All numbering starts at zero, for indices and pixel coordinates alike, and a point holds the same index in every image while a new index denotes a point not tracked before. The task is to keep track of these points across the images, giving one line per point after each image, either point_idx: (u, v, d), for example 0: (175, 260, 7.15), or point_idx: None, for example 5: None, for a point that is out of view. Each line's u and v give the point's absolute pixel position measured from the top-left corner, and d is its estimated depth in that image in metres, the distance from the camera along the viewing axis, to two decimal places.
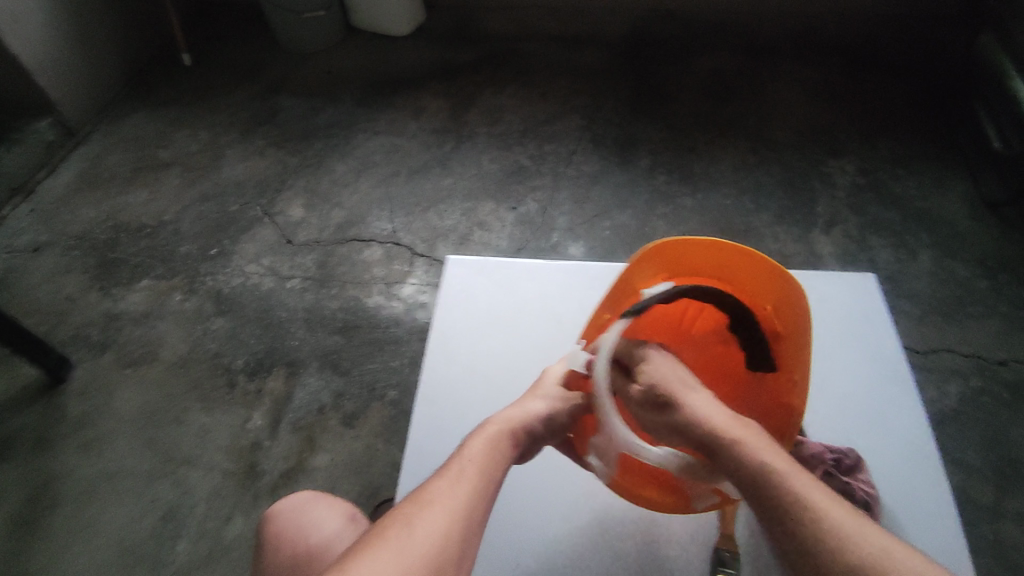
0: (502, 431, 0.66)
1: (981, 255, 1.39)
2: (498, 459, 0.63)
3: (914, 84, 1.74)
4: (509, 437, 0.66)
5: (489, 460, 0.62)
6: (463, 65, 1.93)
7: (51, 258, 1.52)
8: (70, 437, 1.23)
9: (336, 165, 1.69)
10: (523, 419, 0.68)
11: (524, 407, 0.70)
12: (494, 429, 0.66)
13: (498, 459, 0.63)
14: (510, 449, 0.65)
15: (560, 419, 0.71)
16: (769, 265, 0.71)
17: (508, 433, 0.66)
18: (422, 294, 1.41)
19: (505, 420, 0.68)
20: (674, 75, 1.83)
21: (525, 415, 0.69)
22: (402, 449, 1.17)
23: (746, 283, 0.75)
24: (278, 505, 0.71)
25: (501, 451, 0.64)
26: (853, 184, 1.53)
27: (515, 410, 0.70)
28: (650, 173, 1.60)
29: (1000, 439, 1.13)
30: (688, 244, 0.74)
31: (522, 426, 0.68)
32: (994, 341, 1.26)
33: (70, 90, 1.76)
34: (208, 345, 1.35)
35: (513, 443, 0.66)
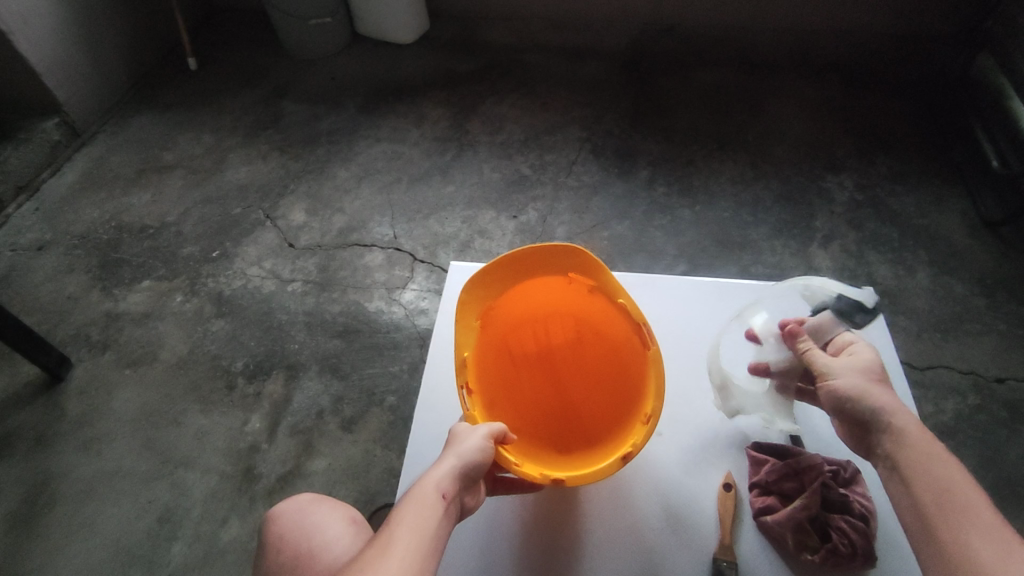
0: (427, 490, 0.60)
1: (979, 274, 1.40)
2: (425, 526, 0.58)
3: (912, 100, 1.76)
4: (435, 493, 0.60)
5: (421, 521, 0.58)
6: (466, 74, 1.95)
7: (53, 257, 1.53)
8: (68, 436, 1.23)
9: (339, 171, 1.71)
10: (446, 471, 0.62)
11: (445, 460, 0.63)
12: (421, 488, 0.61)
13: (428, 520, 0.58)
14: (441, 506, 0.60)
15: (488, 456, 0.65)
16: (564, 248, 0.76)
17: (433, 489, 0.60)
18: (423, 300, 1.41)
19: (432, 477, 0.62)
20: (674, 87, 1.85)
21: (447, 467, 0.62)
22: (399, 455, 1.18)
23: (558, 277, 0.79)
24: (283, 504, 0.72)
25: (430, 509, 0.59)
26: (851, 200, 1.55)
27: (436, 469, 0.63)
28: (650, 185, 1.62)
29: (995, 457, 1.14)
30: (501, 264, 0.77)
31: (448, 479, 0.61)
32: (991, 358, 1.27)
33: (77, 91, 1.78)
34: (208, 346, 1.35)
35: (442, 498, 0.60)
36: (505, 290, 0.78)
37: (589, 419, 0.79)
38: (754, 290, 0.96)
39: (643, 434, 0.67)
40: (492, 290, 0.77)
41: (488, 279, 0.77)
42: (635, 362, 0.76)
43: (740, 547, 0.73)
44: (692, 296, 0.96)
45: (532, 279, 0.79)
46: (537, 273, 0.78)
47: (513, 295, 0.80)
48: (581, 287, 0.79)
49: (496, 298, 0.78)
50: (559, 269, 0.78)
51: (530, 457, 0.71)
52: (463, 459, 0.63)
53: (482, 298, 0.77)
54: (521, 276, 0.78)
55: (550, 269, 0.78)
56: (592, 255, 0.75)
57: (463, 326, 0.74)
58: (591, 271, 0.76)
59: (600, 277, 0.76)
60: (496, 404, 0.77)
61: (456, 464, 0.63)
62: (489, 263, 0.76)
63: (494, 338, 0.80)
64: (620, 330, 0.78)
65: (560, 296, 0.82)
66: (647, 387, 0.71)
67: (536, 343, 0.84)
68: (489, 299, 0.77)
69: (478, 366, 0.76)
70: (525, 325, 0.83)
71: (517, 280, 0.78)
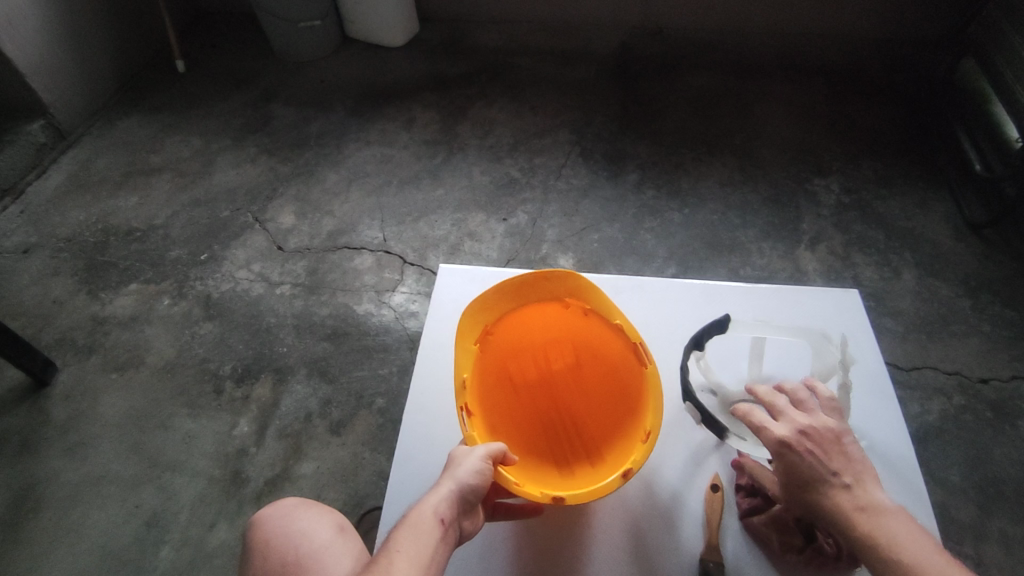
0: (424, 516, 0.59)
1: (963, 276, 1.41)
2: (422, 554, 0.57)
3: (898, 104, 1.77)
4: (433, 518, 0.59)
5: (418, 551, 0.57)
6: (456, 77, 1.95)
7: (39, 261, 1.51)
8: (53, 441, 1.21)
9: (328, 174, 1.70)
10: (443, 496, 0.61)
11: (442, 484, 0.62)
12: (417, 515, 0.60)
13: (425, 546, 0.57)
14: (438, 531, 0.59)
15: (487, 480, 0.64)
16: (556, 274, 0.78)
17: (430, 514, 0.59)
18: (412, 302, 1.41)
19: (428, 504, 0.60)
20: (662, 91, 1.86)
21: (445, 491, 0.61)
22: (388, 458, 1.17)
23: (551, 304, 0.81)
24: (269, 509, 0.71)
25: (428, 534, 0.58)
26: (838, 203, 1.56)
27: (433, 493, 0.62)
28: (638, 188, 1.62)
29: (980, 456, 1.15)
30: (496, 293, 0.78)
31: (446, 503, 0.60)
32: (976, 359, 1.28)
33: (63, 93, 1.76)
34: (195, 350, 1.35)
35: (440, 523, 0.59)
36: (501, 316, 0.79)
37: (591, 441, 0.76)
38: (742, 296, 0.95)
39: (643, 451, 0.67)
40: (490, 316, 0.78)
41: (487, 304, 0.78)
42: (634, 381, 0.75)
43: (727, 550, 0.74)
44: (680, 299, 0.96)
45: (528, 305, 0.80)
46: (532, 300, 0.80)
47: (510, 322, 0.81)
48: (577, 311, 0.81)
49: (493, 324, 0.79)
50: (553, 295, 0.80)
51: (530, 476, 0.70)
52: (462, 483, 0.62)
53: (480, 322, 0.77)
54: (517, 302, 0.80)
55: (545, 296, 0.80)
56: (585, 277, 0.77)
57: (462, 347, 0.75)
58: (584, 295, 0.78)
59: (594, 298, 0.78)
60: (498, 426, 0.75)
61: (454, 488, 0.62)
62: (486, 290, 0.78)
63: (493, 363, 0.79)
64: (618, 351, 0.78)
65: (556, 323, 0.82)
66: (646, 404, 0.71)
67: (534, 368, 0.82)
68: (487, 324, 0.78)
69: (478, 389, 0.75)
70: (523, 355, 0.82)
71: (514, 307, 0.80)
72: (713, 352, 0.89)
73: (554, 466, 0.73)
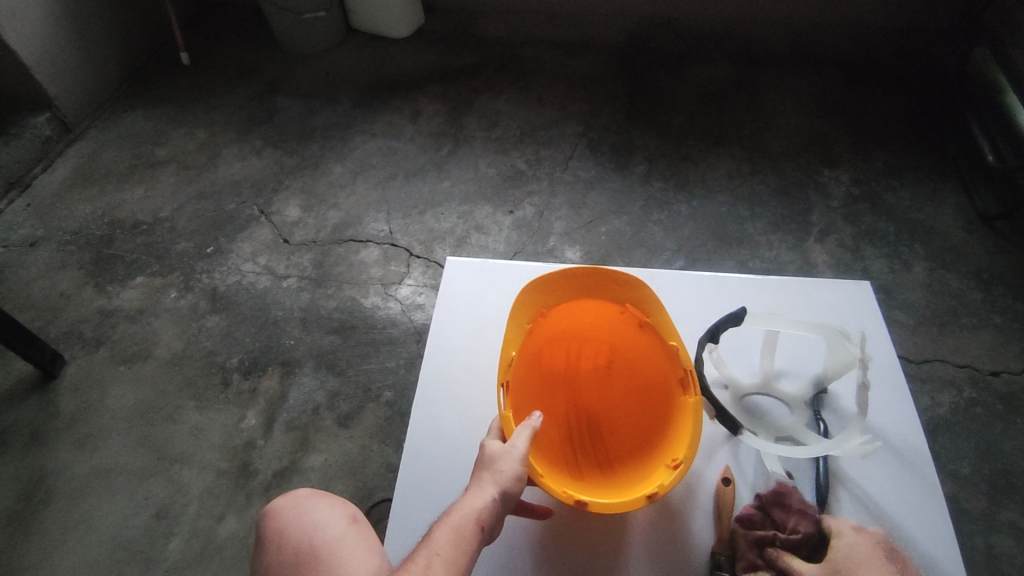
0: (466, 520, 0.59)
1: (974, 268, 1.40)
2: (463, 559, 0.57)
3: (908, 95, 1.76)
4: (474, 523, 0.59)
5: (459, 557, 0.57)
6: (461, 69, 1.94)
7: (47, 253, 1.51)
8: (63, 432, 1.22)
9: (334, 167, 1.70)
10: (486, 500, 0.61)
11: (483, 486, 0.62)
12: (459, 517, 0.59)
13: (464, 552, 0.57)
14: (477, 536, 0.59)
15: (524, 483, 0.64)
16: (626, 280, 0.76)
17: (472, 519, 0.59)
18: (419, 295, 1.41)
19: (468, 507, 0.60)
20: (670, 82, 1.85)
21: (486, 496, 0.61)
22: (396, 451, 1.17)
23: (605, 304, 0.79)
24: (281, 500, 0.69)
25: (469, 539, 0.58)
26: (848, 195, 1.55)
27: (473, 495, 0.61)
28: (646, 180, 1.61)
29: (993, 450, 1.14)
30: (562, 280, 0.77)
31: (487, 508, 0.60)
32: (988, 351, 1.27)
33: (69, 86, 1.76)
34: (203, 342, 1.35)
35: (481, 529, 0.59)
36: (555, 305, 0.78)
37: (609, 447, 0.76)
38: (754, 288, 0.94)
39: (671, 477, 0.65)
40: (548, 301, 0.77)
41: (547, 287, 0.76)
42: (669, 400, 0.74)
43: None
44: (691, 290, 0.94)
45: (586, 300, 0.78)
46: (591, 298, 0.78)
47: (560, 312, 0.79)
48: (631, 319, 0.78)
49: (549, 308, 0.77)
50: (615, 298, 0.77)
51: (551, 470, 0.69)
52: (503, 488, 0.62)
53: (536, 306, 0.76)
54: (577, 295, 0.78)
55: (607, 297, 0.78)
56: (652, 292, 0.75)
57: (515, 325, 0.74)
58: (646, 307, 0.75)
59: (656, 315, 0.75)
60: (522, 411, 0.75)
61: (496, 493, 0.61)
62: (552, 273, 0.76)
63: (531, 349, 0.78)
64: (660, 368, 0.76)
65: (602, 322, 0.80)
66: (681, 430, 0.69)
67: (563, 361, 0.83)
68: (543, 307, 0.77)
69: (518, 368, 0.75)
70: (558, 349, 0.82)
71: (572, 297, 0.78)
72: (725, 345, 0.88)
73: (564, 463, 0.73)
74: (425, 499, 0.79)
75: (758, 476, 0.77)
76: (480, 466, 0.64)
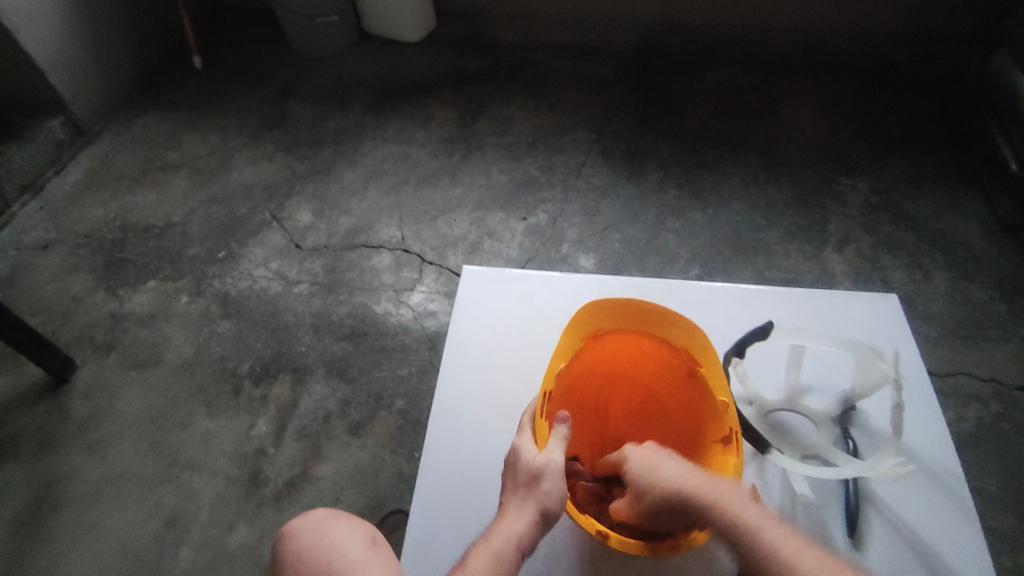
0: (505, 544, 0.63)
1: (997, 279, 1.38)
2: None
3: (927, 102, 1.74)
4: (513, 546, 0.63)
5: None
6: (474, 74, 1.93)
7: (58, 257, 1.51)
8: (74, 438, 1.21)
9: (345, 171, 1.69)
10: (525, 523, 0.64)
11: (522, 508, 0.65)
12: (499, 539, 0.63)
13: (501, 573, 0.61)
14: (516, 557, 0.62)
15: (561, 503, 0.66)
16: (682, 324, 0.76)
17: (512, 542, 0.63)
18: (432, 302, 1.39)
19: (508, 530, 0.64)
20: (684, 87, 1.83)
21: (526, 520, 0.64)
22: (408, 461, 1.16)
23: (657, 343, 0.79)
24: (299, 521, 0.67)
25: (509, 555, 0.62)
26: (866, 203, 1.53)
27: (513, 517, 0.64)
28: (661, 187, 1.60)
29: (1018, 466, 1.12)
30: (624, 309, 0.78)
31: (526, 531, 0.63)
32: (1012, 365, 1.24)
33: (83, 90, 1.76)
34: (213, 348, 1.34)
35: (520, 550, 0.63)
36: (609, 333, 0.79)
37: None
38: (781, 303, 0.92)
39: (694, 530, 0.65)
40: (605, 325, 0.79)
41: (604, 313, 0.78)
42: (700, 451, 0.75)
43: None
44: (713, 304, 0.92)
45: (637, 336, 0.79)
46: (649, 335, 0.79)
47: (611, 343, 0.80)
48: (682, 367, 0.78)
49: (604, 334, 0.79)
50: (671, 344, 0.78)
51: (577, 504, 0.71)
52: (542, 512, 0.64)
53: (593, 328, 0.78)
54: (634, 331, 0.79)
55: (664, 340, 0.78)
56: (708, 341, 0.74)
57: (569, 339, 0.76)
58: (702, 358, 0.75)
59: (710, 366, 0.74)
60: None
61: (535, 515, 0.64)
62: (619, 300, 0.77)
63: (575, 376, 0.80)
64: (703, 420, 0.76)
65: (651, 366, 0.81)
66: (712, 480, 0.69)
67: (598, 398, 0.85)
68: (598, 330, 0.79)
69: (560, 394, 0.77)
70: (596, 389, 0.84)
71: (629, 330, 0.79)
72: (752, 360, 0.86)
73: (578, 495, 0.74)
74: (447, 516, 0.77)
75: (785, 497, 0.75)
76: (518, 479, 0.67)
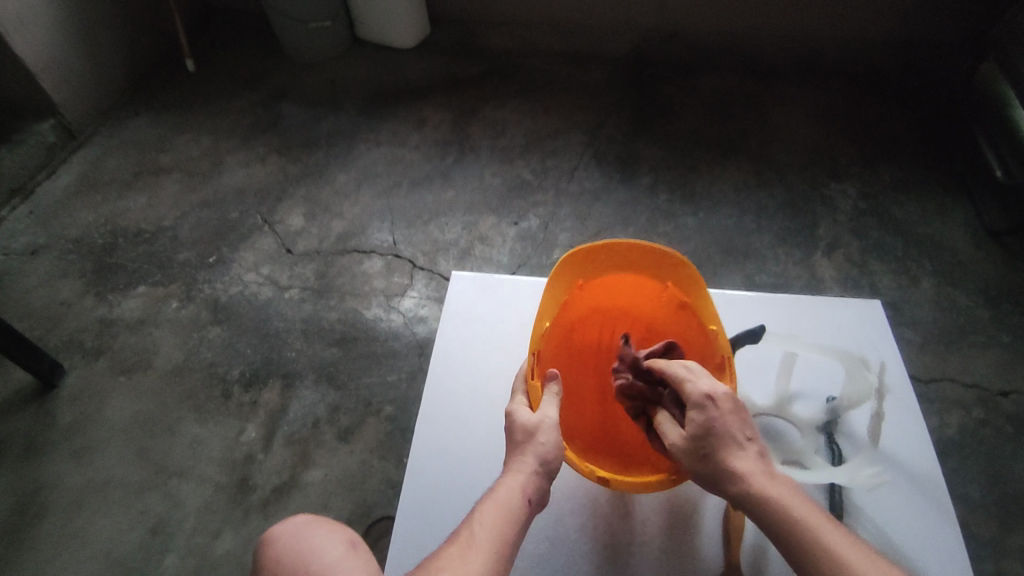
0: (513, 494, 0.60)
1: (984, 285, 1.39)
2: (512, 530, 0.58)
3: (917, 108, 1.75)
4: (521, 497, 0.60)
5: (505, 525, 0.57)
6: (467, 78, 1.94)
7: (47, 262, 1.50)
8: (62, 444, 1.21)
9: (337, 176, 1.69)
10: (528, 476, 0.62)
11: (523, 461, 0.63)
12: (505, 492, 0.60)
13: (509, 524, 0.58)
14: (524, 508, 0.60)
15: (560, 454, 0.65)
16: (667, 257, 0.80)
17: (519, 492, 0.60)
18: (422, 307, 1.40)
19: (514, 483, 0.61)
20: (675, 93, 1.84)
21: (528, 471, 0.62)
22: (397, 467, 1.16)
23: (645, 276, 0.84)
24: (279, 526, 0.67)
25: (516, 509, 0.59)
26: (855, 209, 1.53)
27: (516, 472, 0.62)
28: (651, 192, 1.60)
29: (1003, 472, 1.12)
30: (608, 251, 0.82)
31: (530, 483, 0.61)
32: (997, 371, 1.25)
33: (74, 93, 1.76)
34: (203, 353, 1.33)
35: (528, 502, 0.60)
36: (593, 277, 0.84)
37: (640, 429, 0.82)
38: (772, 305, 0.93)
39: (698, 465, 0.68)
40: (588, 270, 0.83)
41: (585, 260, 0.82)
42: None
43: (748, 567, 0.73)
44: None
45: (624, 275, 0.84)
46: (638, 272, 0.83)
47: (600, 285, 0.85)
48: (672, 298, 0.83)
49: (587, 280, 0.83)
50: (661, 276, 0.82)
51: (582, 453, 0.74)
52: (542, 463, 0.63)
53: (575, 278, 0.82)
54: (621, 270, 0.84)
55: (652, 274, 0.82)
56: (693, 268, 0.79)
57: (553, 294, 0.80)
58: (690, 287, 0.80)
59: (697, 295, 0.79)
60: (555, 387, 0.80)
61: (538, 467, 0.63)
62: (595, 245, 0.81)
63: (565, 323, 0.84)
64: (701, 350, 0.80)
65: (648, 301, 0.86)
66: None
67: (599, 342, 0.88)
68: (581, 279, 0.83)
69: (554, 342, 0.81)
70: (596, 330, 0.87)
71: (614, 271, 0.84)
72: (743, 364, 0.87)
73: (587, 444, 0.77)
74: (434, 520, 0.78)
75: None
76: (516, 439, 0.65)
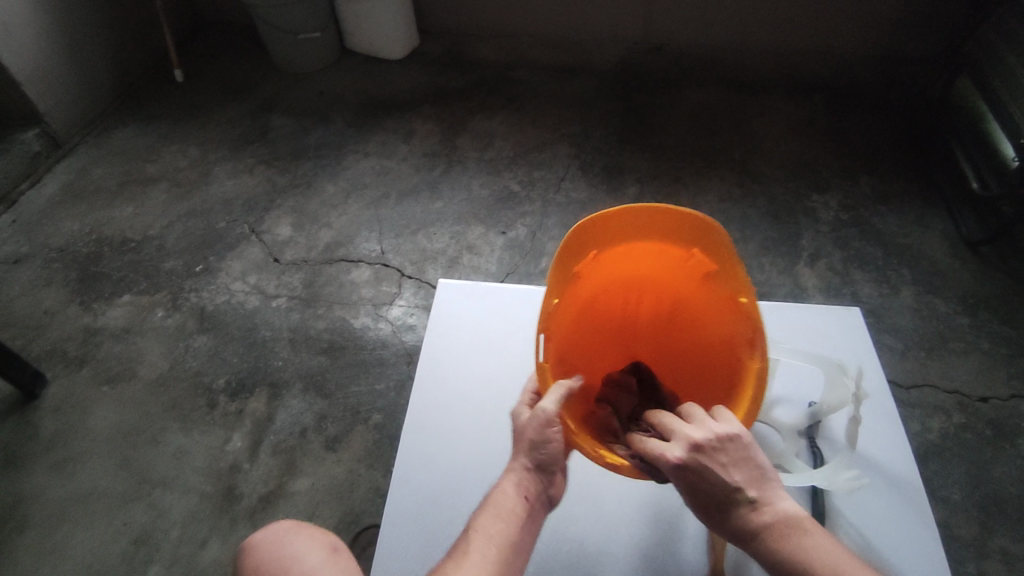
0: (509, 495, 0.60)
1: (962, 293, 1.41)
2: (511, 529, 0.58)
3: (895, 120, 1.78)
4: (517, 496, 0.60)
5: (504, 528, 0.57)
6: (454, 90, 1.95)
7: (31, 271, 1.49)
8: (43, 455, 1.19)
9: (326, 186, 1.69)
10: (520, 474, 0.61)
11: (516, 461, 0.62)
12: (501, 495, 0.60)
13: (507, 525, 0.58)
14: (524, 506, 0.59)
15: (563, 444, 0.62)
16: (694, 220, 0.68)
17: (514, 493, 0.60)
18: (410, 316, 1.40)
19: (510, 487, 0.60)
20: (661, 105, 1.87)
21: (518, 469, 0.61)
22: (385, 475, 1.15)
23: (670, 238, 0.71)
24: (260, 533, 0.66)
25: (514, 514, 0.59)
26: (837, 219, 1.56)
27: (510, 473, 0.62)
28: (638, 202, 1.62)
29: (983, 476, 1.14)
30: (627, 215, 0.69)
31: (525, 481, 0.61)
32: (976, 377, 1.28)
33: (60, 102, 1.75)
34: (189, 362, 1.33)
35: (525, 499, 0.60)
36: (608, 246, 0.71)
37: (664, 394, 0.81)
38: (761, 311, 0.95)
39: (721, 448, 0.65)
40: (602, 237, 0.70)
41: (594, 230, 0.69)
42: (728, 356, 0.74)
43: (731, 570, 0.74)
44: None
45: (646, 239, 0.72)
46: (665, 237, 0.71)
47: (616, 252, 0.73)
48: (698, 266, 0.72)
49: (600, 251, 0.71)
50: (687, 242, 0.70)
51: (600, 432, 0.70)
52: (535, 458, 0.61)
53: (589, 248, 0.70)
54: (644, 234, 0.71)
55: (678, 238, 0.70)
56: (724, 236, 0.66)
57: (561, 271, 0.68)
58: (719, 256, 0.68)
59: (727, 266, 0.67)
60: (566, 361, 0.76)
61: (530, 464, 0.61)
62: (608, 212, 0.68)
63: (581, 294, 0.75)
64: (729, 322, 0.72)
65: (669, 266, 0.76)
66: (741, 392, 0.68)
67: (622, 303, 0.84)
68: (595, 250, 0.70)
69: (564, 317, 0.73)
70: (619, 292, 0.83)
71: (636, 235, 0.71)
72: None
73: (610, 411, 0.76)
74: (418, 530, 0.77)
75: None
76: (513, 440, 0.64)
